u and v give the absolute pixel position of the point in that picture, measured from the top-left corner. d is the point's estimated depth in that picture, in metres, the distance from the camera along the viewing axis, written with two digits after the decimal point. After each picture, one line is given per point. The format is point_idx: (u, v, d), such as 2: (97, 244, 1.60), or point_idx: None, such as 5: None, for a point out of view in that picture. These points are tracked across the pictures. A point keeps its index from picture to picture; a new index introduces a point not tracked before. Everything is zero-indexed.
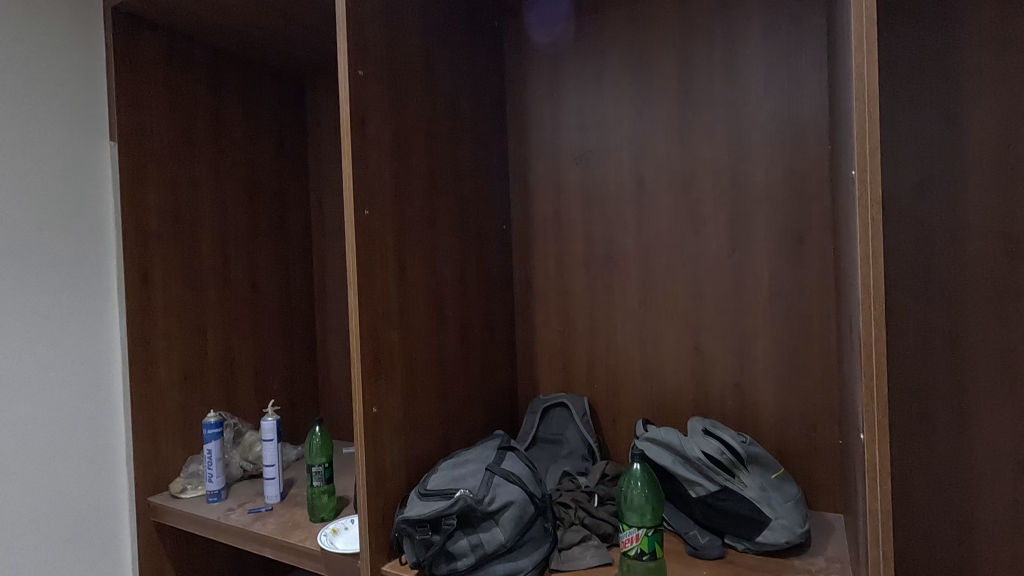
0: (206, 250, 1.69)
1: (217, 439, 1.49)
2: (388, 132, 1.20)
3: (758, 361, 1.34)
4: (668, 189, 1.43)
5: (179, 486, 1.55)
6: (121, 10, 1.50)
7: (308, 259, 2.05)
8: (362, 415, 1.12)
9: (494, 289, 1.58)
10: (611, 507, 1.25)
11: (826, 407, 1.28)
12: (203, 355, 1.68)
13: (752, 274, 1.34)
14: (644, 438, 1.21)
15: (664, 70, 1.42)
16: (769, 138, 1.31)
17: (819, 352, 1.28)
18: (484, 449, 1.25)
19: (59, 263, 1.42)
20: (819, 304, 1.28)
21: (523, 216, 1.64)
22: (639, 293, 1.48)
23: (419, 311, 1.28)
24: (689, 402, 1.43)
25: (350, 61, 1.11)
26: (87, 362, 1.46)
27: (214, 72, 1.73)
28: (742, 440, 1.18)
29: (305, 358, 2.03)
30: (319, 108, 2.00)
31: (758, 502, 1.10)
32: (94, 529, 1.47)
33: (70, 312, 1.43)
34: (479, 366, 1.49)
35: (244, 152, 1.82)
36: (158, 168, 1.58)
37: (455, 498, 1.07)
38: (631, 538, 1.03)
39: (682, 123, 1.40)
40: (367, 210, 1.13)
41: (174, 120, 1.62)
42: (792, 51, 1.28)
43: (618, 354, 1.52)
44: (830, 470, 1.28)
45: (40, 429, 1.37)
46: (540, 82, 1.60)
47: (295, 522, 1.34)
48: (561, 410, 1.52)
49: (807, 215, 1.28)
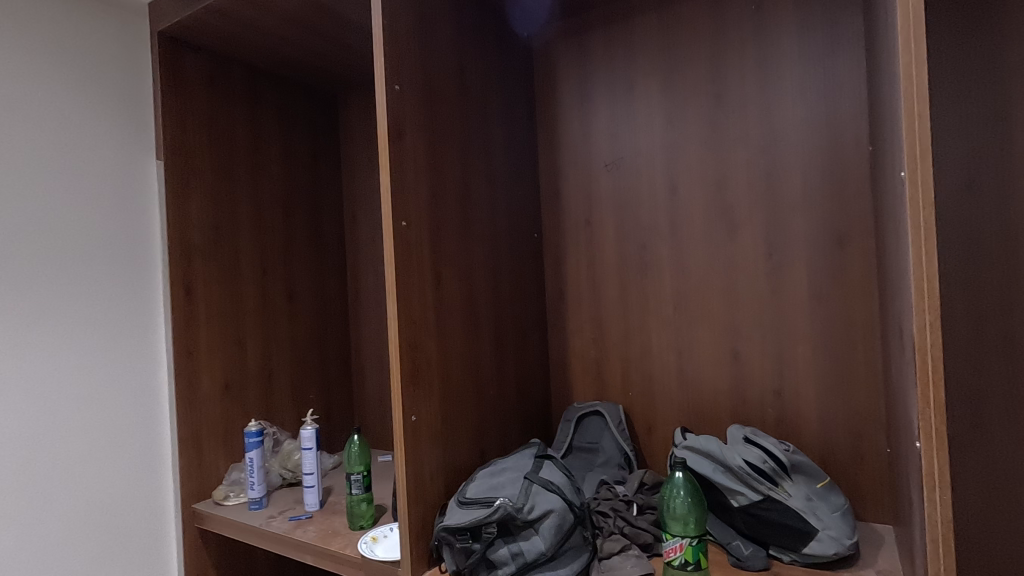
0: (246, 262, 1.74)
1: (258, 447, 1.52)
2: (424, 145, 1.22)
3: (800, 368, 1.32)
4: (702, 195, 1.42)
5: (222, 493, 1.58)
6: (165, 34, 1.56)
7: (342, 270, 2.08)
8: (401, 423, 1.13)
9: (527, 298, 1.58)
10: (651, 515, 1.23)
11: (871, 415, 1.24)
12: (244, 366, 1.72)
13: (791, 279, 1.32)
14: (682, 447, 1.19)
15: (695, 75, 1.42)
16: (806, 141, 1.29)
17: (863, 358, 1.25)
18: (521, 458, 1.25)
19: (109, 279, 1.48)
20: (862, 308, 1.25)
21: (555, 224, 1.65)
22: (673, 299, 1.46)
23: (454, 320, 1.29)
24: (727, 410, 1.40)
25: (388, 77, 1.13)
26: (135, 373, 1.52)
27: (252, 91, 1.79)
28: (784, 449, 1.16)
29: (340, 367, 2.06)
30: (352, 123, 2.05)
31: (804, 512, 1.08)
32: (142, 536, 1.51)
33: (119, 325, 1.49)
34: (513, 374, 1.50)
35: (282, 168, 1.87)
36: (201, 184, 1.63)
37: (495, 507, 1.07)
38: (676, 548, 1.02)
39: (714, 128, 1.39)
40: (405, 221, 1.16)
41: (216, 137, 1.67)
42: (828, 52, 1.26)
43: (653, 362, 1.50)
44: (878, 481, 1.24)
45: (92, 439, 1.43)
46: (570, 91, 1.61)
47: (335, 530, 1.36)
48: (596, 417, 1.51)
49: (848, 218, 1.25)
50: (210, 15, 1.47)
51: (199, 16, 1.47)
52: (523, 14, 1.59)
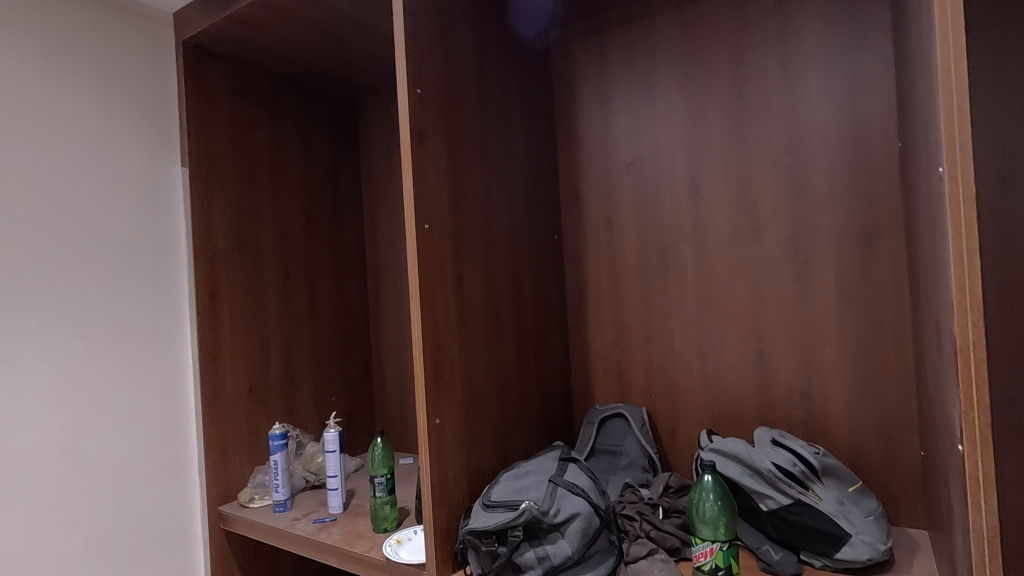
0: (269, 267, 1.76)
1: (282, 450, 1.54)
2: (446, 147, 1.23)
3: (827, 370, 1.29)
4: (725, 194, 1.40)
5: (247, 496, 1.60)
6: (190, 44, 1.60)
7: (363, 274, 2.10)
8: (426, 426, 1.13)
9: (548, 300, 1.58)
10: (677, 520, 1.22)
11: (904, 417, 1.22)
12: (267, 369, 1.74)
13: (818, 278, 1.29)
14: (709, 450, 1.19)
15: (717, 74, 1.40)
16: (832, 138, 1.27)
17: (894, 358, 1.22)
18: (545, 461, 1.25)
19: (137, 284, 1.51)
20: (892, 309, 1.22)
21: (575, 226, 1.64)
22: (697, 300, 1.45)
23: (476, 322, 1.29)
24: (753, 412, 1.38)
25: (409, 80, 1.14)
26: (162, 377, 1.55)
27: (274, 97, 1.81)
28: (814, 452, 1.14)
29: (361, 371, 2.07)
30: (371, 128, 2.06)
31: (835, 516, 1.05)
32: (170, 536, 1.54)
33: (145, 329, 1.52)
34: (535, 376, 1.49)
35: (302, 173, 1.88)
36: (225, 190, 1.65)
37: (520, 510, 1.06)
38: (706, 552, 1.03)
39: (737, 126, 1.38)
40: (427, 223, 1.16)
41: (238, 144, 1.69)
42: (854, 47, 1.24)
43: (676, 363, 1.49)
44: (911, 484, 1.21)
45: (122, 441, 1.46)
46: (589, 92, 1.61)
47: (359, 532, 1.37)
48: (619, 420, 1.49)
49: (877, 216, 1.23)
50: (232, 23, 1.48)
51: (222, 24, 1.49)
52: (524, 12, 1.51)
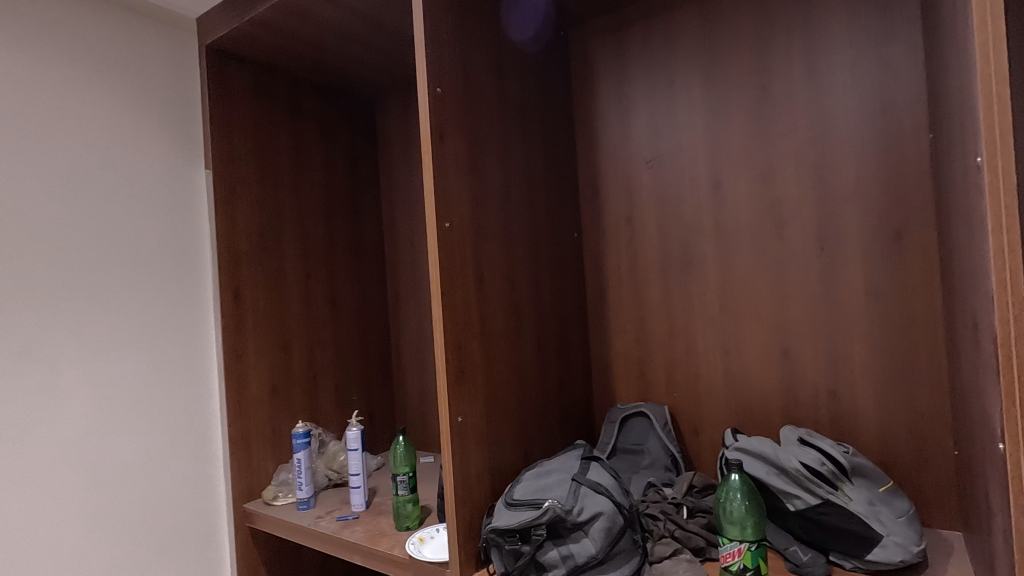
0: (291, 267, 1.77)
1: (305, 448, 1.55)
2: (466, 145, 1.23)
3: (856, 368, 1.26)
4: (748, 190, 1.38)
5: (272, 493, 1.62)
6: (214, 48, 1.62)
7: (382, 274, 2.11)
8: (448, 423, 1.14)
9: (568, 297, 1.57)
10: (702, 519, 1.20)
11: (936, 415, 1.18)
12: (289, 369, 1.76)
13: (845, 274, 1.27)
14: (734, 449, 1.17)
15: (739, 68, 1.38)
16: (858, 131, 1.24)
17: (926, 355, 1.19)
18: (566, 459, 1.24)
19: (162, 286, 1.54)
20: (924, 304, 1.19)
21: (595, 223, 1.63)
22: (720, 297, 1.43)
23: (497, 320, 1.29)
24: (778, 411, 1.36)
25: (429, 80, 1.15)
26: (188, 377, 1.57)
27: (294, 99, 1.83)
28: (843, 451, 1.11)
29: (382, 370, 2.08)
30: (389, 128, 2.07)
31: (866, 517, 1.03)
32: (195, 534, 1.57)
33: (171, 330, 1.55)
34: (556, 375, 1.48)
35: (322, 174, 1.90)
36: (248, 192, 1.67)
37: (544, 508, 1.06)
38: (733, 552, 1.02)
39: (760, 121, 1.36)
40: (448, 222, 1.16)
41: (260, 146, 1.71)
42: (882, 38, 1.21)
43: (699, 362, 1.47)
44: (945, 485, 1.18)
45: (148, 440, 1.49)
46: (608, 88, 1.59)
47: (382, 530, 1.37)
48: (641, 419, 1.48)
49: (907, 210, 1.20)
50: (253, 27, 1.50)
51: (245, 28, 1.51)
52: (518, 20, 1.45)
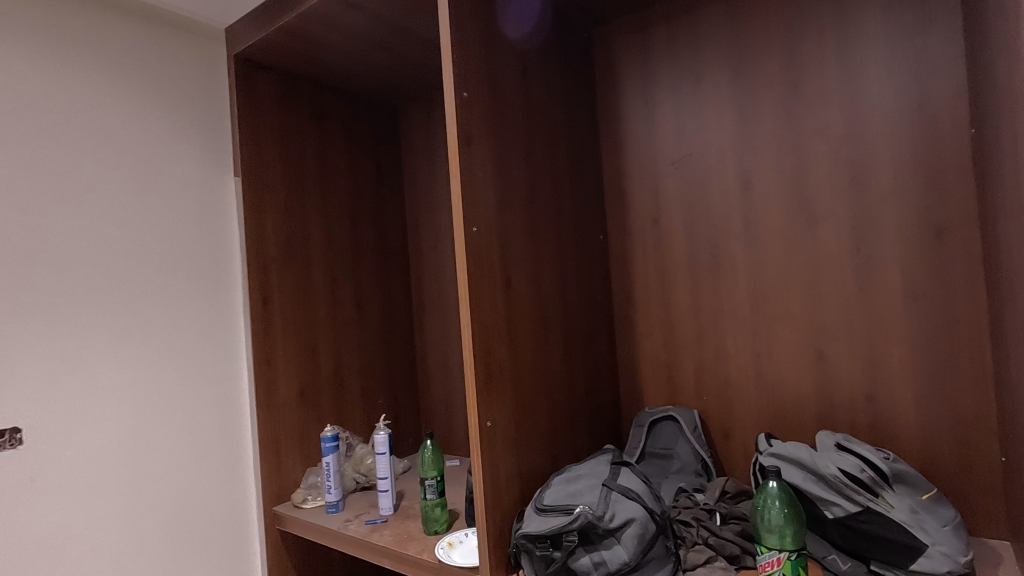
0: (317, 272, 1.79)
1: (333, 452, 1.56)
2: (492, 150, 1.23)
3: (894, 371, 1.23)
4: (779, 189, 1.35)
5: (301, 497, 1.64)
6: (242, 57, 1.64)
7: (406, 278, 2.12)
8: (477, 429, 1.14)
9: (594, 300, 1.56)
10: (736, 526, 1.17)
11: (981, 420, 1.14)
12: (317, 373, 1.77)
13: (882, 275, 1.23)
14: (769, 454, 1.15)
15: (768, 66, 1.36)
16: (895, 127, 1.21)
17: (969, 358, 1.15)
18: (596, 464, 1.22)
19: (194, 292, 1.57)
20: (967, 304, 1.15)
21: (621, 225, 1.62)
22: (750, 299, 1.40)
23: (524, 324, 1.28)
24: (813, 416, 1.33)
25: (456, 85, 1.15)
26: (219, 380, 1.60)
27: (320, 106, 1.84)
28: (883, 457, 1.08)
29: (407, 373, 2.09)
30: (413, 133, 2.08)
31: (909, 525, 0.99)
32: (228, 536, 1.59)
33: (203, 335, 1.58)
34: (583, 378, 1.47)
35: (347, 179, 1.91)
36: (275, 199, 1.69)
37: (575, 514, 1.05)
38: (773, 562, 1.00)
39: (791, 119, 1.33)
40: (475, 227, 1.16)
41: (287, 153, 1.73)
42: (919, 31, 1.17)
43: (729, 365, 1.44)
44: (990, 492, 1.14)
45: (182, 443, 1.52)
46: (633, 89, 1.58)
47: (411, 534, 1.38)
48: (670, 423, 1.45)
49: (948, 207, 1.16)
50: (281, 35, 1.52)
51: (271, 37, 1.53)
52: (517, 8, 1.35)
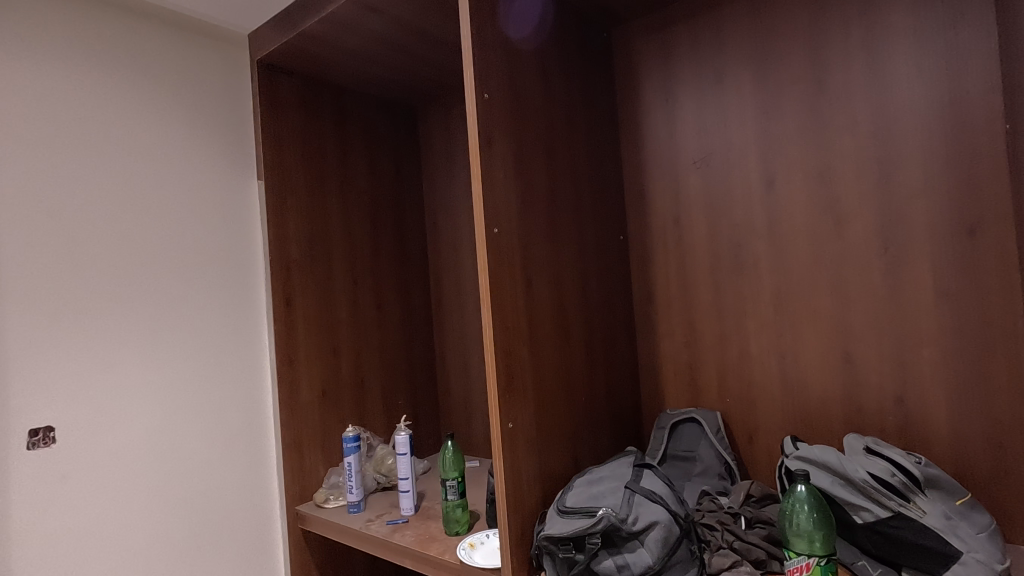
0: (338, 273, 1.81)
1: (355, 452, 1.58)
2: (513, 151, 1.23)
3: (926, 373, 1.20)
4: (804, 188, 1.33)
5: (323, 496, 1.65)
6: (264, 62, 1.65)
7: (426, 279, 2.13)
8: (499, 430, 1.14)
9: (615, 300, 1.55)
10: (762, 530, 1.14)
11: (1017, 423, 1.11)
12: (338, 373, 1.79)
13: (913, 275, 1.20)
14: (795, 458, 1.14)
15: (792, 64, 1.34)
16: (925, 123, 1.18)
17: (1004, 360, 1.12)
18: (618, 466, 1.21)
19: (219, 294, 1.60)
20: (1003, 304, 1.12)
21: (641, 225, 1.61)
22: (775, 299, 1.38)
23: (546, 325, 1.28)
24: (840, 419, 1.30)
25: (477, 87, 1.15)
26: (243, 380, 1.63)
27: (341, 110, 1.86)
28: (915, 461, 1.06)
29: (427, 374, 2.10)
30: (431, 135, 2.09)
31: (943, 532, 0.97)
32: (252, 535, 1.62)
33: (228, 337, 1.61)
34: (604, 380, 1.46)
35: (368, 182, 1.93)
36: (298, 202, 1.71)
37: (598, 517, 1.04)
38: (801, 567, 0.99)
39: (816, 117, 1.31)
40: (497, 228, 1.16)
41: (308, 156, 1.75)
42: (949, 25, 1.15)
43: (753, 367, 1.42)
44: None
45: (207, 442, 1.55)
46: (653, 88, 1.57)
47: (432, 535, 1.38)
48: (692, 425, 1.44)
49: (981, 206, 1.13)
50: (303, 40, 1.54)
51: (293, 42, 1.55)
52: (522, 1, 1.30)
